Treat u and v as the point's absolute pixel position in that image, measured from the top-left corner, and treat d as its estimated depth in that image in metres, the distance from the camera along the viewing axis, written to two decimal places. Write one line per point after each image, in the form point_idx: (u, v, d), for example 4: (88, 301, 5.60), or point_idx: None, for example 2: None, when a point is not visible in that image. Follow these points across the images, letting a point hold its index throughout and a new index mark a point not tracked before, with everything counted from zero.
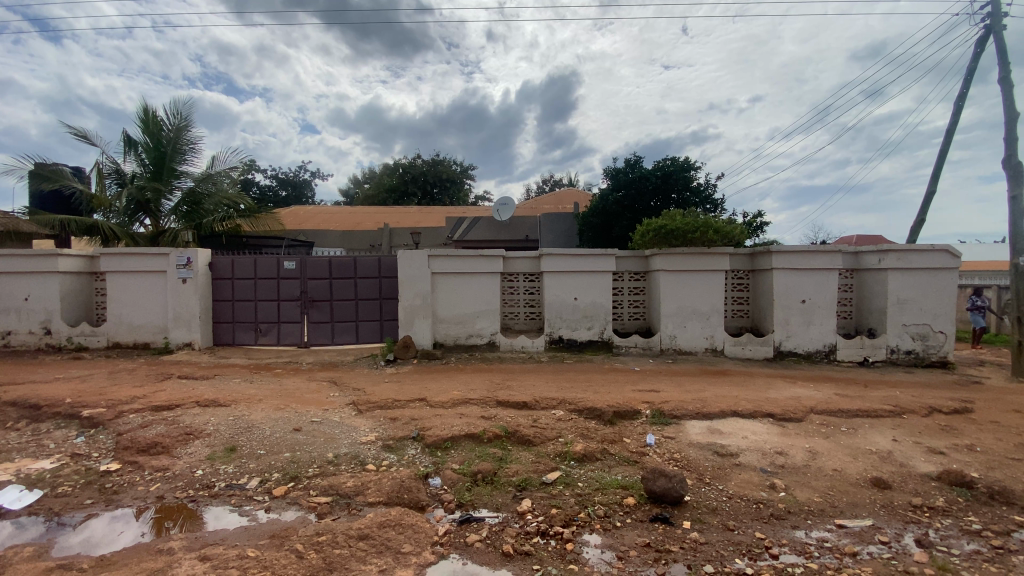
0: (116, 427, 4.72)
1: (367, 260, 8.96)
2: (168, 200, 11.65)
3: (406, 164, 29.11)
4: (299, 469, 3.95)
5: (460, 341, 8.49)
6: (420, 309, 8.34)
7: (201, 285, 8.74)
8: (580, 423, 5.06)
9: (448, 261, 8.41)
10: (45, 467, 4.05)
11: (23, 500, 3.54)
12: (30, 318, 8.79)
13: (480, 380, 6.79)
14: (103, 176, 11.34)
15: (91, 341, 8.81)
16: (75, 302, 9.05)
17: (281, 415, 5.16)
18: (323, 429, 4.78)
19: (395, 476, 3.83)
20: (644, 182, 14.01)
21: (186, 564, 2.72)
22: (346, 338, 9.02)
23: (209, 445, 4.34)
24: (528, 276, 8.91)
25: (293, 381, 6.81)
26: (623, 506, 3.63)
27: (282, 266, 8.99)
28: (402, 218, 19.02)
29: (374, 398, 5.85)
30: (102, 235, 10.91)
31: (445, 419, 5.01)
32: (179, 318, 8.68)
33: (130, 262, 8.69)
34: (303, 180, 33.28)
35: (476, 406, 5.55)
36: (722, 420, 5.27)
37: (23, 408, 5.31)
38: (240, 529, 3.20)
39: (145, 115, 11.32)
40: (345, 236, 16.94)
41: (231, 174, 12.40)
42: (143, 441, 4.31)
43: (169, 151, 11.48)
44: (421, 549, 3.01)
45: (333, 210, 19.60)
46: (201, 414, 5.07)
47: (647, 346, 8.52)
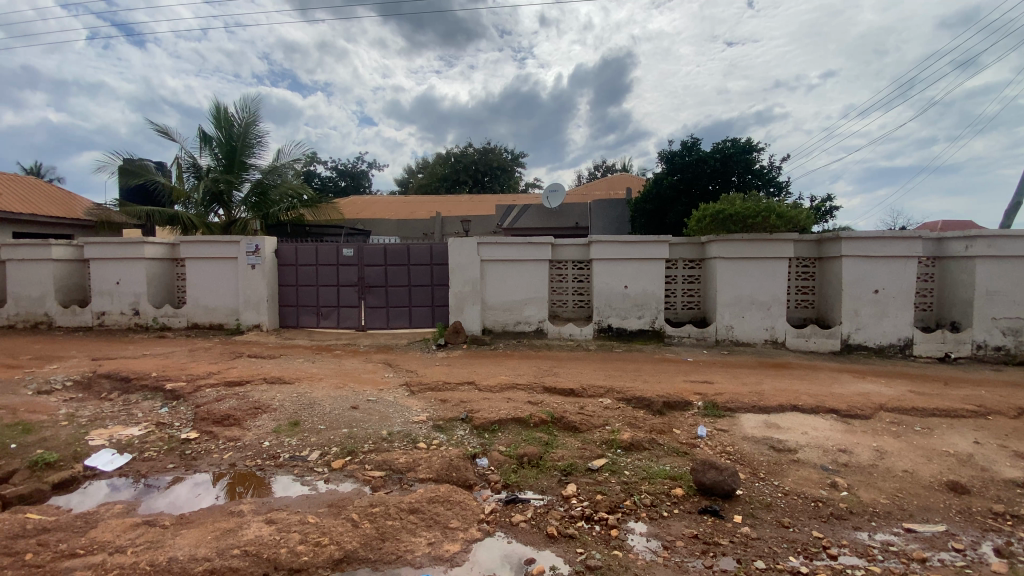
0: (195, 400, 5.17)
1: (419, 247, 9.19)
2: (238, 191, 12.43)
3: (457, 153, 29.45)
4: (356, 444, 4.17)
5: (508, 327, 8.58)
6: (470, 295, 8.51)
7: (268, 271, 9.34)
8: (629, 412, 5.00)
9: (497, 248, 8.49)
10: (135, 433, 4.49)
11: (114, 462, 3.95)
12: (121, 300, 9.72)
13: (528, 366, 6.85)
14: (181, 170, 12.26)
15: (173, 322, 9.60)
16: (159, 286, 9.90)
17: (339, 393, 5.45)
18: (378, 408, 5.01)
19: (445, 455, 3.96)
20: (702, 164, 13.42)
21: (255, 526, 2.95)
22: (399, 322, 9.34)
23: (275, 419, 4.67)
24: (577, 264, 8.82)
25: (351, 362, 7.15)
26: (671, 496, 3.57)
27: (341, 253, 9.41)
28: (454, 206, 19.32)
29: (425, 380, 6.05)
30: (182, 224, 11.80)
31: (493, 403, 5.11)
32: (249, 302, 9.32)
33: (205, 249, 9.39)
34: (361, 171, 34.56)
35: (523, 391, 5.61)
36: (781, 414, 5.04)
37: (116, 380, 5.91)
38: (302, 498, 3.43)
39: (218, 111, 12.11)
40: (399, 225, 17.48)
41: (296, 166, 13.15)
42: (217, 414, 4.70)
43: (240, 145, 12.24)
44: (468, 525, 3.11)
45: (387, 199, 20.22)
46: (268, 391, 5.45)
47: (702, 336, 8.24)
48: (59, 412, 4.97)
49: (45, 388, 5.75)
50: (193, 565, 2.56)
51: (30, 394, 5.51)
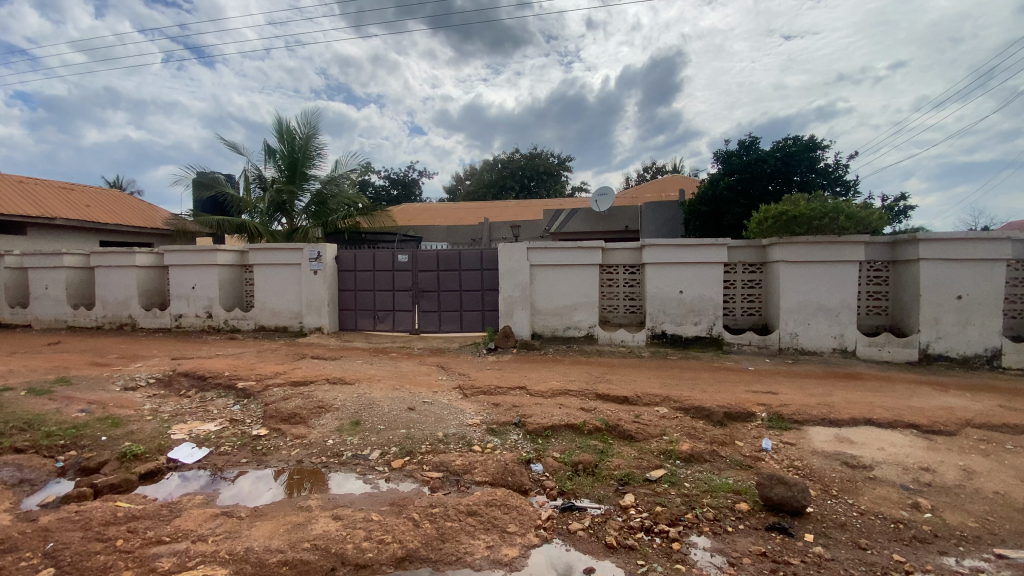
0: (264, 398, 5.48)
1: (470, 252, 9.32)
2: (299, 200, 13.09)
3: (504, 159, 29.76)
4: (413, 445, 4.27)
5: (558, 332, 8.53)
6: (520, 300, 8.55)
7: (328, 276, 9.77)
8: (687, 422, 4.84)
9: (547, 253, 8.48)
10: (211, 428, 4.80)
11: (194, 455, 4.24)
12: (196, 303, 10.45)
13: (580, 372, 6.78)
14: (248, 182, 13.06)
15: (242, 324, 10.22)
16: (230, 290, 10.57)
17: (396, 394, 5.61)
18: (433, 410, 5.11)
19: (500, 459, 3.98)
20: (761, 164, 12.85)
21: (323, 521, 3.08)
22: (451, 326, 9.51)
23: (337, 418, 4.86)
24: (629, 268, 8.66)
25: (406, 364, 7.34)
26: (735, 511, 3.42)
27: (395, 258, 9.71)
28: (501, 212, 19.45)
29: (478, 384, 6.12)
30: (249, 232, 12.56)
31: (547, 408, 5.09)
32: (311, 305, 9.78)
33: (271, 255, 9.94)
34: (412, 179, 35.61)
35: (576, 398, 5.56)
36: (853, 428, 4.73)
37: (194, 378, 6.35)
38: (365, 495, 3.54)
39: (281, 125, 12.84)
40: (449, 231, 17.79)
41: (351, 176, 13.72)
42: (285, 412, 4.95)
43: (301, 157, 12.91)
44: (526, 531, 3.11)
45: (437, 206, 20.64)
46: (330, 391, 5.69)
47: (764, 344, 7.87)
48: (144, 407, 5.39)
49: (132, 384, 6.25)
50: (268, 556, 2.69)
51: (120, 390, 6.01)
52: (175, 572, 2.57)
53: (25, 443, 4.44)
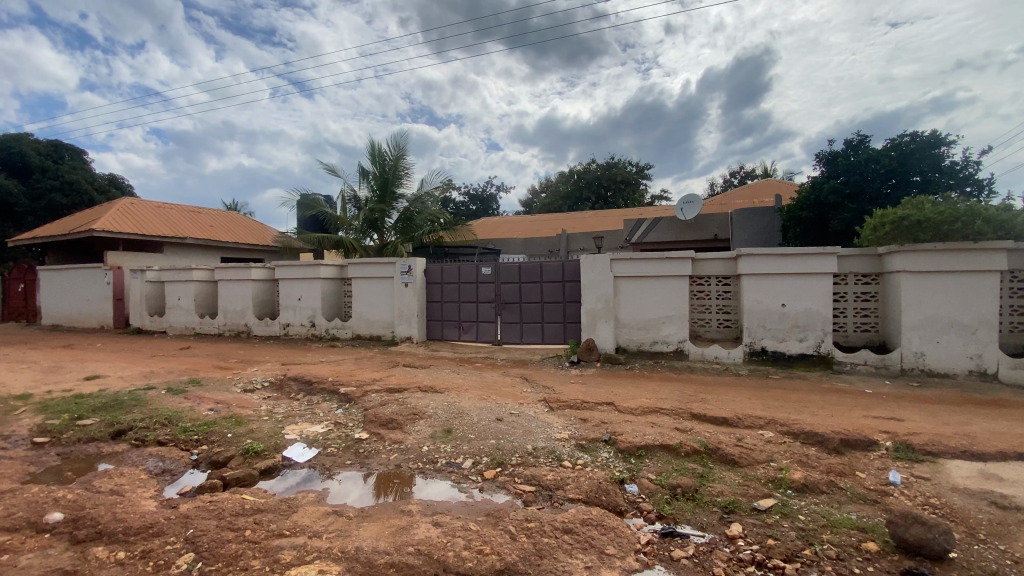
0: (363, 404, 5.83)
1: (552, 264, 9.33)
2: (389, 217, 13.90)
3: (581, 170, 29.70)
4: (504, 457, 4.30)
5: (645, 347, 8.25)
6: (604, 312, 8.39)
7: (417, 289, 10.24)
8: (797, 448, 4.44)
9: (633, 264, 8.26)
10: (319, 430, 5.18)
11: (305, 455, 4.59)
12: (301, 313, 11.41)
13: (670, 389, 6.49)
14: (345, 202, 14.09)
15: (341, 333, 10.99)
16: (330, 302, 11.43)
17: (484, 404, 5.71)
18: (521, 422, 5.13)
19: (593, 477, 3.89)
20: (873, 164, 11.67)
21: (424, 526, 3.18)
22: (533, 338, 9.53)
23: (430, 425, 5.04)
24: (722, 279, 8.20)
25: (491, 375, 7.46)
26: (862, 551, 3.05)
27: (479, 271, 9.96)
28: (579, 223, 19.30)
29: (564, 398, 6.06)
30: (345, 248, 13.53)
31: (637, 426, 4.92)
32: (402, 316, 10.31)
33: (366, 269, 10.61)
34: (489, 194, 36.51)
35: (668, 417, 5.31)
36: (1002, 464, 4.07)
37: (302, 383, 6.91)
38: (461, 504, 3.60)
39: (373, 148, 13.76)
40: (527, 243, 17.92)
41: (435, 193, 14.36)
42: (383, 418, 5.24)
43: (390, 177, 13.74)
44: (625, 554, 2.99)
45: (515, 219, 20.91)
46: (422, 398, 5.93)
47: (882, 364, 7.06)
48: (261, 408, 5.94)
49: (250, 386, 6.92)
50: (376, 556, 2.82)
51: (240, 391, 6.68)
52: (295, 564, 2.77)
53: (167, 436, 5.05)
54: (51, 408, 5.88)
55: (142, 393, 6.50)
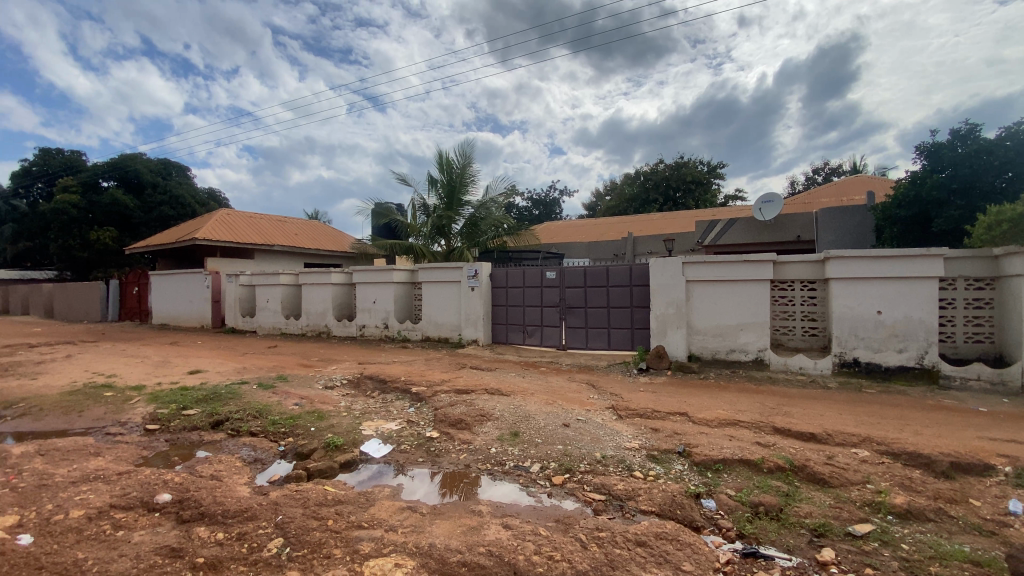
0: (433, 404, 6.02)
1: (619, 268, 9.13)
2: (455, 224, 14.28)
3: (648, 171, 28.91)
4: (573, 463, 4.25)
5: (720, 355, 7.86)
6: (675, 318, 8.10)
7: (484, 292, 10.42)
8: (897, 469, 4.03)
9: (706, 268, 7.90)
10: (393, 427, 5.39)
11: (380, 451, 4.79)
12: (376, 315, 11.98)
13: (748, 401, 6.12)
14: (414, 209, 14.63)
15: (412, 334, 11.42)
16: (402, 304, 11.90)
17: (551, 409, 5.68)
18: (589, 428, 5.06)
19: (666, 490, 3.75)
20: (985, 157, 10.51)
21: (494, 528, 3.20)
22: (600, 343, 9.37)
23: (498, 428, 5.09)
24: (806, 284, 7.64)
25: (557, 380, 7.41)
26: None
27: (545, 275, 9.95)
28: (646, 225, 18.77)
29: (633, 406, 5.90)
30: (415, 254, 14.05)
31: (713, 439, 4.68)
32: (468, 319, 10.52)
33: (435, 273, 10.95)
34: (553, 199, 36.47)
35: (748, 430, 5.00)
36: None
37: (376, 382, 7.26)
38: (530, 508, 3.60)
39: (441, 157, 14.20)
40: (591, 247, 17.69)
41: (500, 199, 14.57)
42: (453, 418, 5.37)
43: (457, 185, 14.10)
44: (704, 572, 2.83)
45: (579, 222, 20.71)
46: (489, 400, 6.00)
47: (1000, 380, 6.25)
48: (340, 404, 6.29)
49: (330, 383, 7.35)
50: (449, 554, 2.88)
51: (322, 388, 7.11)
52: (373, 555, 2.89)
53: (258, 427, 5.47)
54: (161, 399, 6.55)
55: (237, 387, 7.10)
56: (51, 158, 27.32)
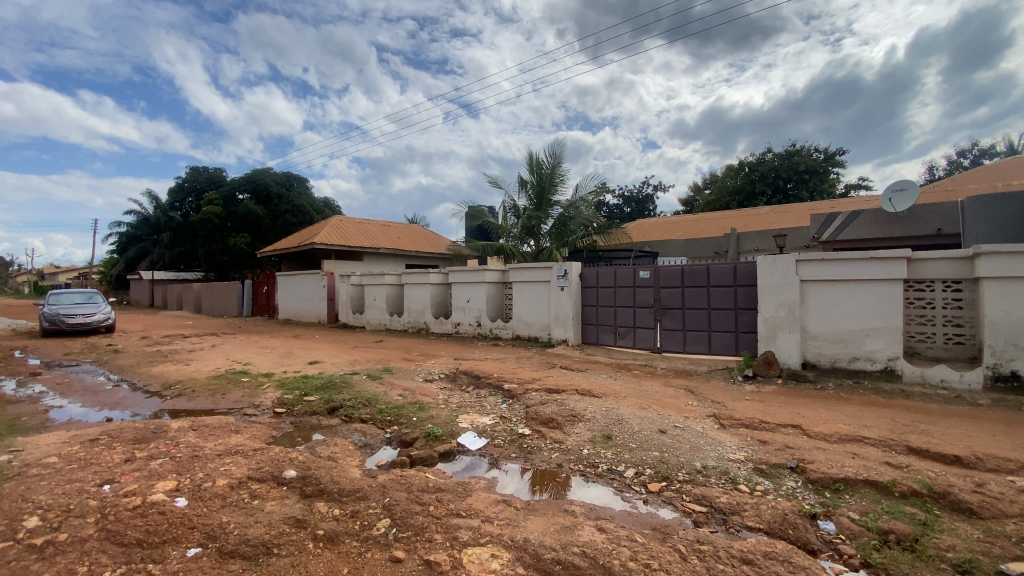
0: (525, 402, 6.11)
1: (721, 267, 8.58)
2: (545, 224, 14.36)
3: (754, 162, 26.82)
4: (670, 471, 4.08)
5: (841, 363, 7.09)
6: (786, 322, 7.44)
7: (574, 292, 10.38)
8: None
9: (823, 267, 7.18)
10: (487, 422, 5.56)
11: (475, 444, 4.97)
12: (469, 313, 12.44)
13: (873, 415, 5.45)
14: (505, 211, 14.91)
15: (503, 333, 11.68)
16: (494, 303, 12.23)
17: (646, 414, 5.50)
18: (687, 436, 4.82)
19: (776, 507, 3.47)
20: None
21: (588, 529, 3.18)
22: (698, 347, 8.89)
23: (590, 429, 5.04)
24: (948, 284, 6.64)
25: (652, 384, 7.15)
26: None
27: (638, 275, 9.66)
28: (751, 219, 17.51)
29: (737, 415, 5.52)
30: (505, 255, 14.33)
31: (832, 456, 4.24)
32: (559, 318, 10.54)
33: (526, 273, 11.11)
34: (647, 195, 35.20)
35: (875, 448, 4.45)
36: None
37: (471, 377, 7.54)
38: (625, 513, 3.52)
39: (532, 158, 14.35)
40: (689, 245, 16.83)
41: (589, 198, 14.43)
42: (544, 417, 5.42)
43: (547, 185, 14.17)
44: None
45: (675, 218, 19.86)
46: (582, 401, 5.97)
47: None
48: (438, 397, 6.63)
49: (430, 377, 7.78)
50: (544, 551, 2.91)
51: (422, 381, 7.55)
52: (471, 544, 3.00)
53: (367, 415, 5.95)
54: (287, 385, 7.37)
55: (349, 377, 7.78)
56: (200, 175, 31.84)
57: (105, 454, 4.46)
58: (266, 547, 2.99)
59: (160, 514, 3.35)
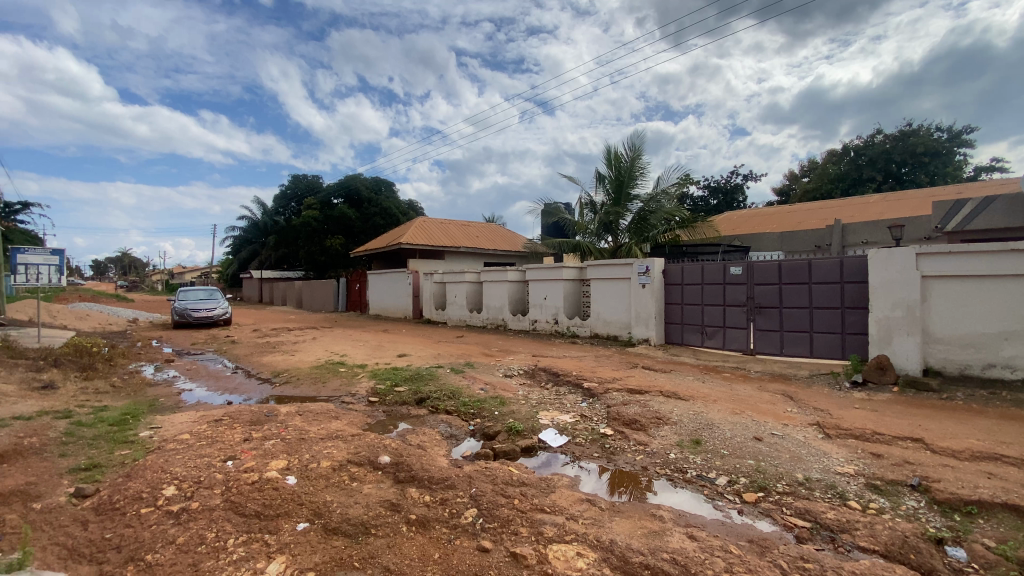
0: (607, 401, 6.01)
1: (824, 262, 7.87)
2: (624, 219, 14.01)
3: (861, 145, 24.21)
4: (768, 481, 3.81)
5: (972, 371, 6.23)
6: (903, 323, 6.66)
7: (656, 289, 10.03)
8: None
9: (951, 261, 6.35)
10: (568, 420, 5.54)
11: (557, 441, 4.97)
12: (547, 311, 12.46)
13: (1017, 431, 4.71)
14: (582, 207, 14.74)
15: (581, 331, 11.56)
16: (572, 301, 12.16)
17: (738, 419, 5.19)
18: (786, 445, 4.48)
19: (894, 528, 3.12)
20: None
21: (678, 536, 3.06)
22: (796, 349, 8.23)
23: (677, 433, 4.84)
24: None
25: (744, 387, 6.72)
26: None
27: (728, 271, 9.12)
28: (856, 209, 15.90)
29: (844, 424, 5.03)
30: (582, 251, 14.17)
31: (964, 475, 3.73)
32: (640, 317, 10.25)
33: (605, 270, 10.92)
34: (735, 185, 33.05)
35: (1018, 469, 3.86)
36: None
37: (551, 374, 7.55)
38: (717, 522, 3.34)
39: (610, 152, 14.03)
40: (785, 238, 15.58)
41: (671, 191, 13.86)
42: (627, 418, 5.30)
43: (626, 178, 13.78)
44: None
45: (767, 211, 18.50)
46: (667, 403, 5.76)
47: None
48: (519, 392, 6.70)
49: (510, 372, 7.90)
50: (631, 554, 2.84)
51: (502, 376, 7.69)
52: (556, 540, 3.01)
53: (452, 407, 6.17)
54: (379, 375, 7.85)
55: (434, 370, 8.11)
56: (301, 182, 34.72)
57: (228, 434, 5.03)
58: (364, 527, 3.20)
59: (274, 489, 3.70)
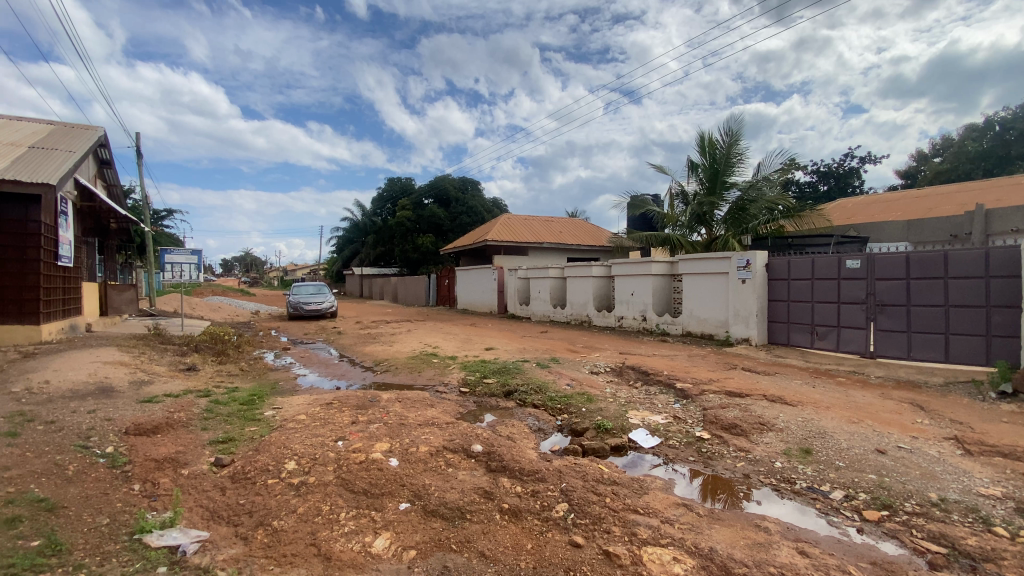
0: (702, 403, 5.73)
1: (965, 254, 6.85)
2: (719, 210, 13.19)
3: (1013, 116, 20.60)
4: (893, 500, 3.41)
5: None
6: None
7: (758, 286, 9.36)
8: None
9: None
10: (660, 420, 5.37)
11: (648, 441, 4.83)
12: (634, 307, 12.12)
13: None
14: (673, 198, 14.10)
15: (671, 329, 11.11)
16: (662, 297, 11.71)
17: (856, 429, 4.69)
18: (915, 460, 3.98)
19: None
20: None
21: (786, 550, 2.85)
22: (929, 353, 7.25)
23: (783, 440, 4.49)
24: None
25: (861, 394, 6.07)
26: None
27: (844, 265, 8.25)
28: (1005, 191, 13.61)
29: (991, 440, 4.35)
30: (672, 244, 13.57)
31: None
32: (739, 315, 9.62)
33: (700, 265, 10.38)
34: (850, 169, 29.70)
35: None
36: None
37: (640, 373, 7.35)
38: (832, 539, 3.06)
39: (704, 139, 13.24)
40: (911, 227, 13.75)
41: (774, 177, 12.80)
42: (725, 421, 5.01)
43: (722, 166, 12.95)
44: None
45: (889, 196, 16.42)
46: (770, 407, 5.36)
47: None
48: (607, 389, 6.61)
49: (596, 369, 7.82)
50: (732, 564, 2.70)
51: (589, 372, 7.63)
52: (651, 542, 2.94)
53: (540, 401, 6.24)
54: (469, 367, 8.14)
55: (521, 364, 8.24)
56: (395, 185, 36.87)
57: (337, 416, 5.51)
58: (460, 512, 3.35)
59: (378, 470, 4.00)
